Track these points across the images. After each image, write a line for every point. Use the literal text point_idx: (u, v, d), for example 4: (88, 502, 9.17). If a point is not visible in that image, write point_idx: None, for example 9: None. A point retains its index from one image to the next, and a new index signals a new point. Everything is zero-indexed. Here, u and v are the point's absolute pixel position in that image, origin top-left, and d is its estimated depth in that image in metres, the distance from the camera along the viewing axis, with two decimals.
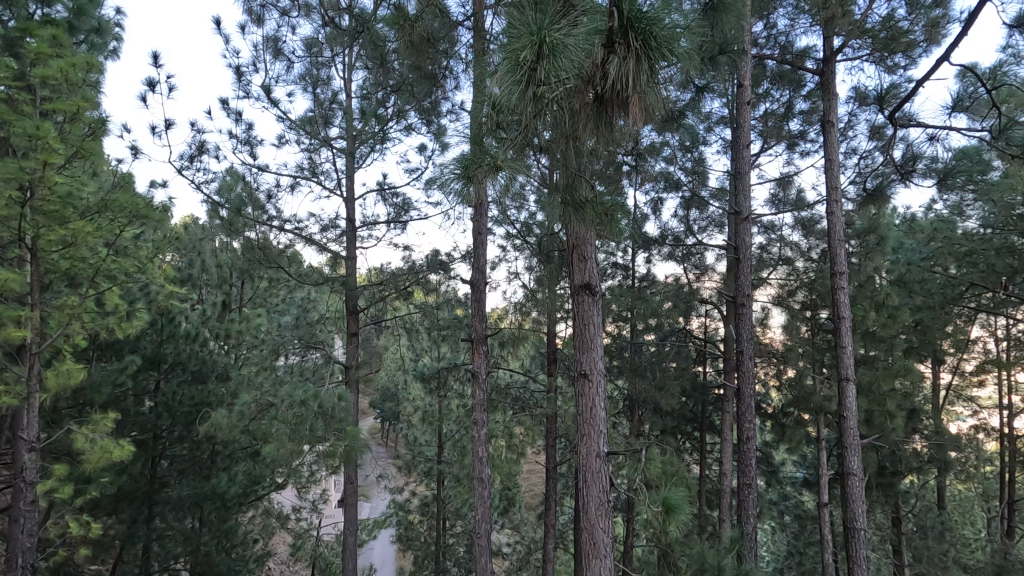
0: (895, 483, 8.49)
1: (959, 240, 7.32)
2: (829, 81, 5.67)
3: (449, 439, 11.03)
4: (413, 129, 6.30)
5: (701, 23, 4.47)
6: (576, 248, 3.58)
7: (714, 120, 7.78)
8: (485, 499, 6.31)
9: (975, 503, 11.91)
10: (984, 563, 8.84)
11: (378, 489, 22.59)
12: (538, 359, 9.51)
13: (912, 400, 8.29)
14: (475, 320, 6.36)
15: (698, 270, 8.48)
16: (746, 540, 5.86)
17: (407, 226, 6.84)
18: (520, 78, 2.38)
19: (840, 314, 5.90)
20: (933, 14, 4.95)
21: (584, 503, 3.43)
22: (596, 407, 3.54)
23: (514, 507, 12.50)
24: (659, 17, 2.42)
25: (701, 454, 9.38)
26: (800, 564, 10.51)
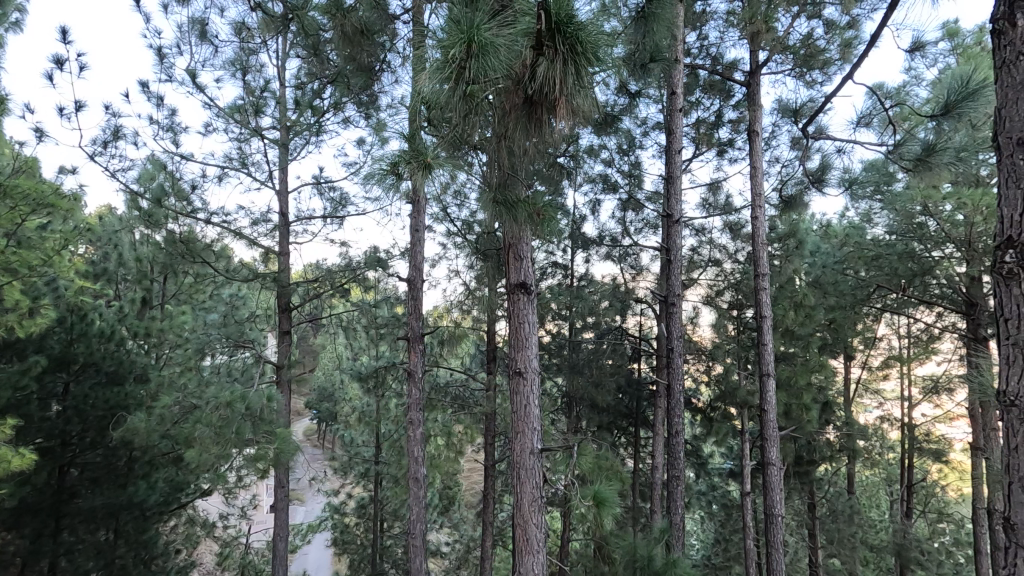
0: (810, 472, 9.10)
1: (868, 245, 7.82)
2: (754, 93, 5.99)
3: (387, 439, 10.82)
4: (350, 122, 6.18)
5: (634, 32, 4.69)
6: (512, 247, 3.61)
7: (650, 124, 8.02)
8: (421, 498, 6.24)
9: (880, 488, 12.97)
10: (887, 542, 9.63)
11: (313, 493, 21.89)
12: (478, 357, 9.52)
13: (826, 393, 8.90)
14: (412, 318, 6.27)
15: (634, 270, 8.73)
16: (675, 530, 6.08)
17: (343, 222, 6.64)
18: (449, 75, 2.38)
19: (761, 313, 6.24)
20: (847, 35, 5.36)
21: (517, 500, 3.48)
22: (530, 404, 3.58)
23: (453, 506, 12.42)
24: (587, 24, 2.47)
25: (635, 447, 9.69)
26: (726, 550, 11.07)
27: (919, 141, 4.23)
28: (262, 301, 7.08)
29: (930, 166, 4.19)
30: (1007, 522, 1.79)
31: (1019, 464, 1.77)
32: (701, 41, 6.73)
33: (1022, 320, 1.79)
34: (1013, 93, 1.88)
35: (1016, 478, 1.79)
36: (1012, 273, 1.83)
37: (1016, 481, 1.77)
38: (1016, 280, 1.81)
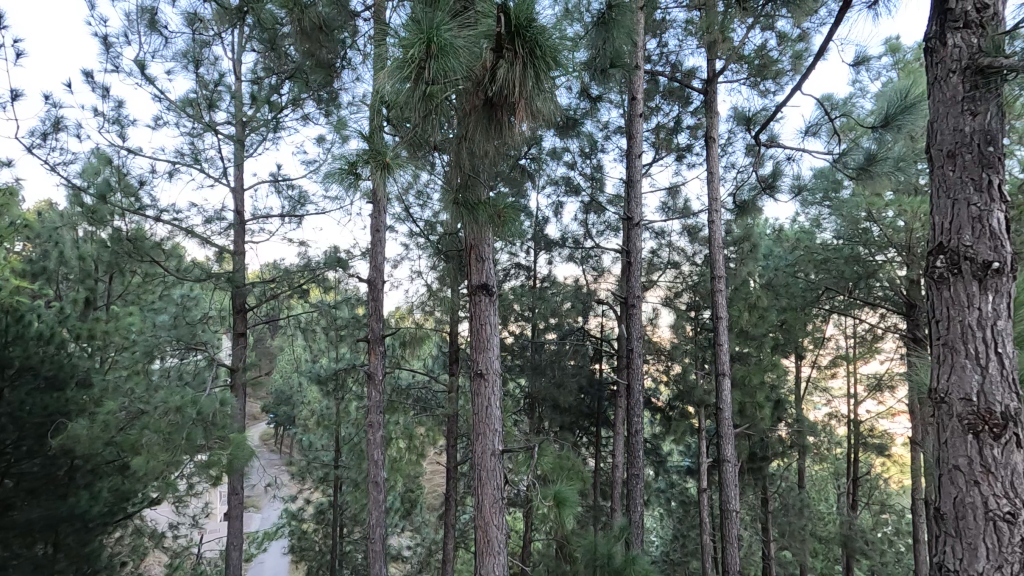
0: (763, 467, 9.41)
1: (818, 249, 8.17)
2: (712, 100, 6.16)
3: (346, 442, 10.61)
4: (310, 119, 6.04)
5: (595, 37, 4.81)
6: (474, 248, 3.60)
7: (612, 128, 8.15)
8: (381, 502, 6.14)
9: (828, 482, 13.55)
10: (834, 533, 10.05)
11: (269, 499, 21.27)
12: (440, 359, 9.45)
13: (778, 392, 9.22)
14: (372, 320, 6.18)
15: (596, 272, 8.82)
16: (634, 528, 6.16)
17: (302, 221, 6.49)
18: (408, 74, 2.36)
19: (718, 314, 6.42)
20: (797, 47, 5.63)
21: (478, 501, 3.48)
22: (491, 405, 3.58)
23: (415, 509, 12.28)
24: (546, 28, 2.49)
25: (597, 447, 9.81)
26: (684, 546, 11.32)
27: (863, 151, 4.44)
28: (215, 302, 6.84)
29: (871, 176, 4.42)
30: (936, 512, 1.89)
31: (948, 458, 1.87)
32: (661, 49, 6.93)
33: (950, 321, 1.91)
34: (944, 108, 2.01)
35: (944, 472, 1.89)
36: (942, 276, 1.94)
37: (946, 473, 1.87)
38: (945, 283, 1.93)
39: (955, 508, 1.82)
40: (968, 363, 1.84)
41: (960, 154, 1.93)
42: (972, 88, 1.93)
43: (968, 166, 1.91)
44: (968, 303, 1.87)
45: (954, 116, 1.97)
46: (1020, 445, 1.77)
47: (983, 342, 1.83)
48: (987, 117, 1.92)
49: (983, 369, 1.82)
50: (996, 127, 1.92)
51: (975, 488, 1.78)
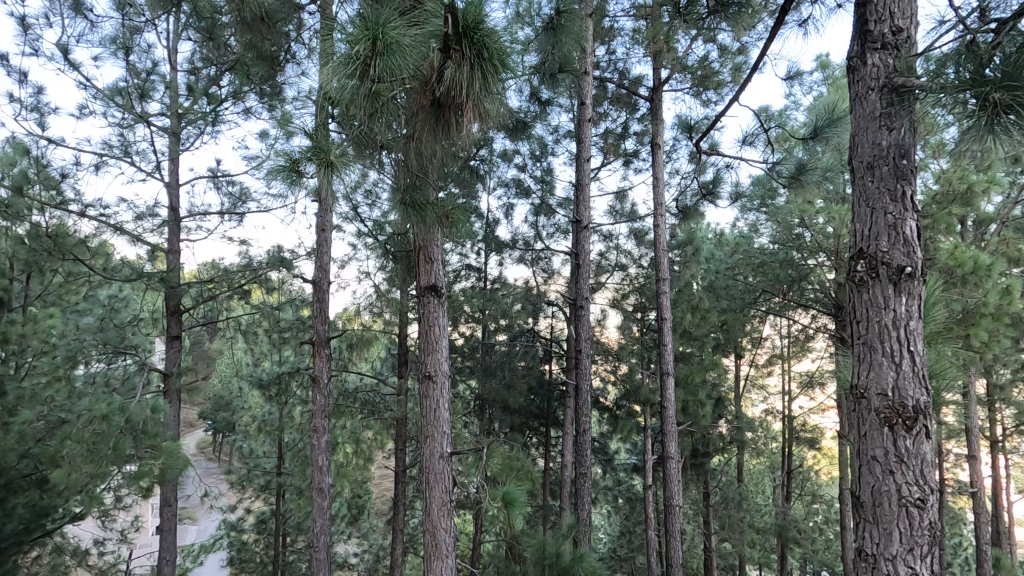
0: (705, 463, 9.76)
1: (755, 253, 8.57)
2: (656, 108, 6.34)
3: (290, 449, 10.24)
4: (252, 113, 5.81)
5: (543, 42, 5.00)
6: (422, 249, 3.56)
7: (562, 132, 8.33)
8: (326, 509, 5.96)
9: (765, 475, 14.20)
10: (770, 524, 10.52)
11: (206, 511, 20.29)
12: (389, 361, 9.28)
13: (719, 390, 9.58)
14: (317, 322, 6.01)
15: (546, 274, 8.91)
16: (582, 526, 6.23)
17: (243, 219, 6.23)
18: (354, 71, 2.31)
19: (663, 315, 6.61)
20: (736, 60, 5.88)
21: (426, 505, 3.44)
22: (439, 407, 3.54)
23: (363, 515, 12.00)
24: (495, 31, 2.50)
25: (546, 447, 9.90)
26: (630, 542, 11.58)
27: (795, 161, 4.69)
28: (147, 304, 6.47)
29: (802, 184, 4.68)
30: (857, 501, 2.02)
31: (867, 449, 2.00)
32: (609, 56, 7.17)
33: (869, 322, 2.04)
34: (865, 122, 2.14)
35: (863, 462, 2.02)
36: (862, 280, 2.07)
37: (866, 464, 2.00)
38: (864, 286, 2.06)
39: (873, 497, 1.95)
40: (885, 360, 1.98)
41: (878, 166, 2.08)
42: (888, 105, 2.08)
43: (885, 178, 2.06)
44: (885, 305, 2.00)
45: (872, 130, 2.12)
46: (929, 436, 1.92)
47: (898, 342, 1.97)
48: (901, 132, 2.08)
49: (897, 366, 1.96)
50: (909, 141, 2.07)
51: (891, 477, 1.92)
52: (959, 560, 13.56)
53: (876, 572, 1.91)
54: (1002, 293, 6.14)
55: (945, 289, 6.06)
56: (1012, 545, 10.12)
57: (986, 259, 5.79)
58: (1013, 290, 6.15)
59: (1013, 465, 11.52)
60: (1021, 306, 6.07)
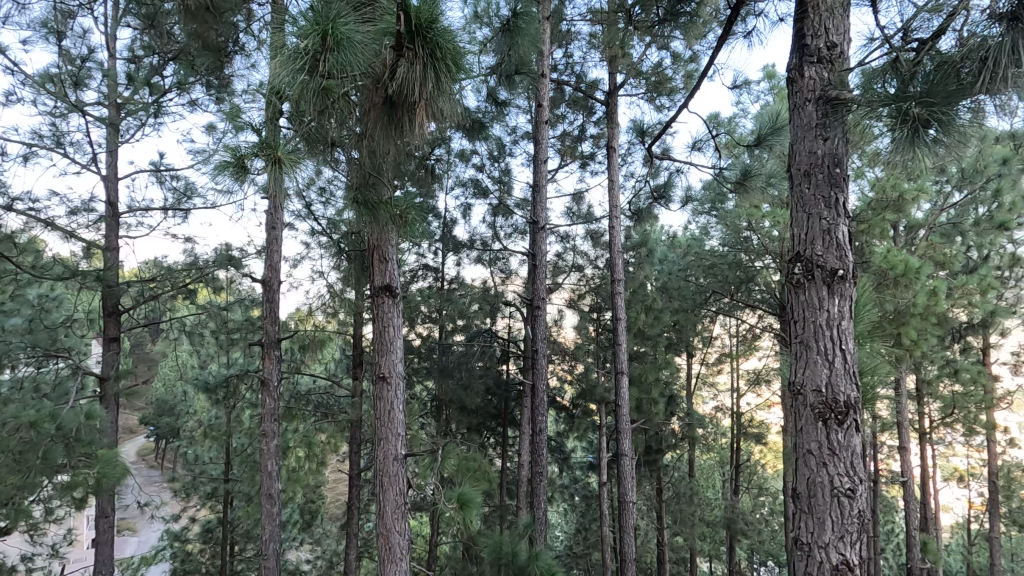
0: (658, 459, 10.01)
1: (706, 255, 8.98)
2: (612, 112, 6.46)
3: (239, 454, 9.88)
4: (198, 105, 5.57)
5: (499, 43, 5.05)
6: (377, 248, 3.50)
7: (520, 133, 8.37)
8: (275, 515, 5.77)
9: (714, 470, 14.69)
10: (720, 517, 10.87)
11: (147, 521, 19.35)
12: (343, 362, 9.09)
13: (672, 388, 9.83)
14: (267, 323, 5.82)
15: (503, 275, 8.90)
16: (537, 524, 6.25)
17: (189, 215, 5.97)
18: (303, 66, 2.26)
19: (617, 315, 6.74)
20: (689, 67, 6.08)
21: (380, 508, 3.39)
22: (394, 408, 3.50)
23: (316, 521, 11.70)
24: (449, 32, 2.49)
25: (504, 447, 9.92)
26: (586, 538, 11.74)
27: (742, 166, 4.89)
28: (82, 303, 6.11)
29: (748, 190, 4.88)
30: (794, 492, 2.12)
31: (803, 443, 2.10)
32: (566, 60, 7.28)
33: (807, 322, 2.14)
34: (804, 132, 2.24)
35: (800, 455, 2.12)
36: (799, 283, 2.18)
37: (802, 457, 2.10)
38: (801, 288, 2.17)
39: (808, 488, 2.05)
40: (819, 359, 2.08)
41: (815, 174, 2.18)
42: (823, 116, 2.19)
43: (821, 185, 2.17)
44: (820, 305, 2.11)
45: (809, 139, 2.22)
46: (858, 429, 2.04)
47: (831, 341, 2.08)
48: (835, 142, 2.19)
49: (831, 364, 2.06)
50: (843, 151, 2.18)
51: (824, 469, 2.02)
52: (891, 545, 14.39)
53: (811, 559, 2.01)
54: (929, 294, 6.54)
55: (879, 289, 6.44)
56: (938, 530, 10.79)
57: (915, 262, 6.21)
58: (939, 291, 6.55)
59: (939, 455, 12.31)
60: (946, 306, 6.48)
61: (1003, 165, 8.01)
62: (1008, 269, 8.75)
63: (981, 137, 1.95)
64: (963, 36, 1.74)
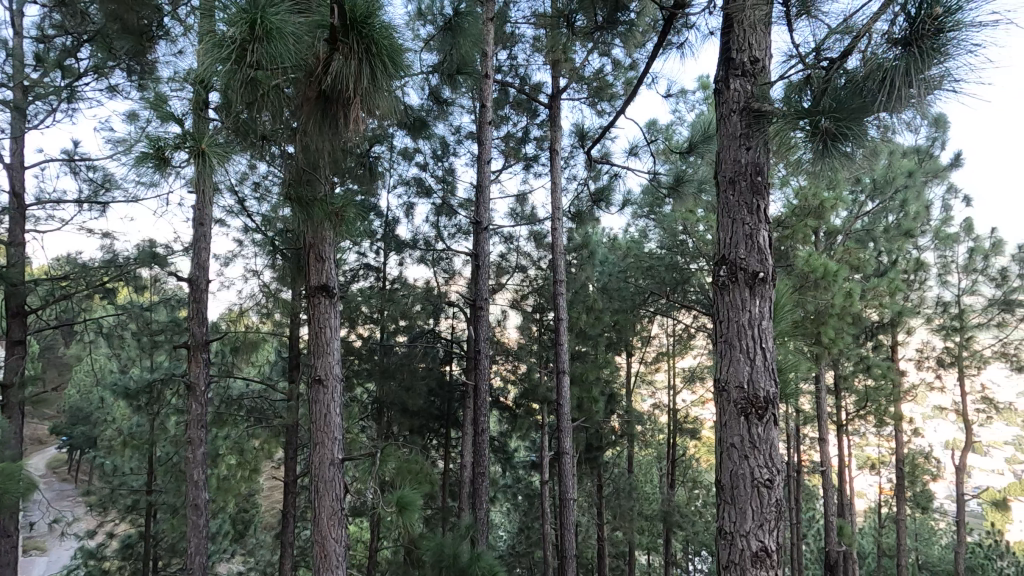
0: (598, 457, 10.22)
1: (643, 257, 9.55)
2: (555, 115, 6.55)
3: (163, 463, 9.29)
4: (118, 91, 5.20)
5: (441, 42, 5.08)
6: (313, 247, 3.39)
7: (463, 133, 8.35)
8: (202, 527, 5.46)
9: (652, 465, 15.17)
10: (657, 511, 11.23)
11: (58, 539, 17.88)
12: (279, 365, 8.73)
13: (612, 386, 10.06)
14: (193, 324, 5.49)
15: (447, 274, 8.85)
16: (479, 525, 6.22)
17: (106, 208, 5.56)
18: (230, 55, 2.16)
19: (559, 315, 6.83)
20: (628, 75, 6.26)
21: (315, 515, 3.28)
22: (330, 412, 3.39)
23: (249, 531, 11.16)
24: (385, 28, 2.45)
25: (447, 448, 9.84)
26: (528, 537, 11.83)
27: (676, 172, 5.08)
28: None
29: (681, 194, 5.09)
30: (718, 484, 2.23)
31: (727, 437, 2.21)
32: (511, 61, 7.30)
33: (731, 321, 2.24)
34: (730, 141, 2.35)
35: (724, 449, 2.23)
36: (724, 284, 2.29)
37: (727, 450, 2.20)
38: (726, 289, 2.28)
39: (731, 480, 2.16)
40: (742, 357, 2.20)
41: (739, 181, 2.30)
42: (747, 126, 2.31)
43: (744, 192, 2.28)
44: (742, 306, 2.23)
45: (734, 148, 2.34)
46: (776, 422, 2.16)
47: (753, 339, 2.20)
48: (757, 151, 2.31)
49: (751, 361, 2.18)
50: (764, 160, 2.31)
51: (745, 461, 2.13)
52: (812, 531, 15.34)
53: (732, 547, 2.11)
54: (845, 296, 7.00)
55: (800, 291, 6.87)
56: (853, 515, 11.57)
57: (833, 267, 6.67)
58: (854, 293, 6.99)
59: (854, 445, 13.24)
60: (859, 307, 6.97)
61: (908, 177, 8.74)
62: (913, 273, 9.56)
63: (886, 150, 2.12)
64: (868, 56, 1.87)
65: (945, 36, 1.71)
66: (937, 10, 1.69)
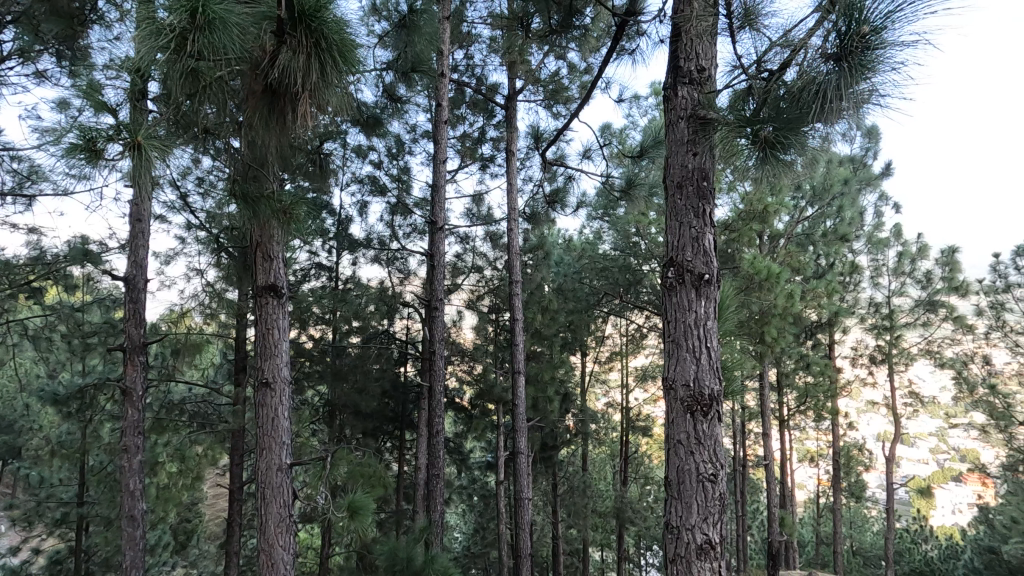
0: (553, 455, 10.33)
1: (597, 258, 9.79)
2: (511, 116, 6.57)
3: (97, 473, 8.76)
4: (46, 77, 4.86)
5: (396, 39, 5.05)
6: (260, 245, 3.27)
7: (419, 132, 8.26)
8: (138, 539, 5.16)
9: (606, 462, 15.47)
10: (610, 507, 11.44)
11: None
12: (225, 367, 8.39)
13: (567, 386, 10.18)
14: (130, 325, 5.19)
15: (402, 274, 8.73)
16: (434, 527, 6.16)
17: (33, 202, 5.19)
18: (167, 44, 2.06)
19: (515, 315, 6.85)
20: (583, 79, 6.35)
21: (261, 524, 3.17)
22: (278, 416, 3.28)
23: (191, 542, 10.66)
24: (335, 22, 2.39)
25: (401, 451, 9.70)
26: (483, 537, 11.82)
27: (628, 176, 5.21)
28: None
29: (633, 197, 5.22)
30: (665, 480, 2.29)
31: (674, 434, 2.27)
32: (467, 61, 7.28)
33: (679, 321, 2.30)
34: (679, 146, 2.42)
35: (671, 446, 2.29)
36: (672, 285, 2.35)
37: (675, 446, 2.26)
38: (673, 290, 2.34)
39: (678, 476, 2.22)
40: (688, 355, 2.26)
41: (686, 186, 2.37)
42: (694, 132, 2.38)
43: (691, 196, 2.35)
44: (688, 306, 2.30)
45: (682, 154, 2.40)
46: (721, 419, 2.24)
47: (699, 339, 2.27)
48: (703, 156, 2.38)
49: (698, 359, 2.25)
50: (710, 166, 2.39)
51: (691, 457, 2.20)
52: (756, 522, 16.00)
53: (679, 541, 2.17)
54: (787, 296, 7.33)
55: (745, 292, 7.17)
56: (794, 506, 12.13)
57: (775, 269, 6.99)
58: (795, 294, 7.32)
59: (795, 439, 13.92)
60: (800, 307, 7.28)
61: (844, 184, 9.26)
62: (848, 275, 10.13)
63: (824, 158, 2.23)
64: (804, 70, 1.96)
65: (873, 53, 1.82)
66: (865, 28, 1.79)
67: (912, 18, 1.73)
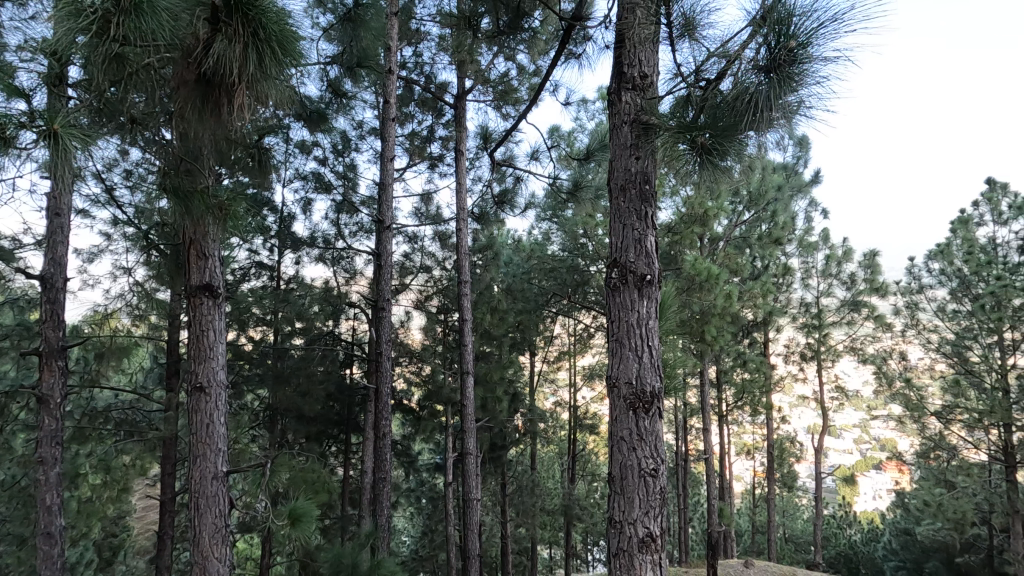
0: (502, 455, 10.33)
1: (546, 259, 9.95)
2: (460, 116, 6.54)
3: (8, 488, 8.06)
4: None
5: (341, 32, 5.01)
6: (193, 243, 3.11)
7: (366, 129, 8.10)
8: (55, 558, 4.76)
9: (555, 461, 15.63)
10: (558, 505, 11.56)
11: None
12: (155, 372, 7.91)
13: (516, 386, 10.22)
14: (46, 328, 4.80)
15: (347, 274, 8.51)
16: (380, 532, 6.04)
17: None
18: (88, 27, 1.93)
19: (463, 316, 6.81)
20: (532, 81, 6.40)
21: (194, 536, 3.01)
22: (213, 422, 3.13)
23: (117, 559, 9.99)
24: (276, 12, 2.30)
25: (347, 455, 9.46)
26: (432, 540, 11.69)
27: (575, 178, 5.30)
28: None
29: (579, 199, 5.32)
30: (609, 476, 2.34)
31: (616, 431, 2.33)
32: (415, 58, 7.19)
33: (623, 320, 2.36)
34: (622, 149, 2.48)
35: (614, 442, 2.35)
36: (615, 285, 2.41)
37: (617, 442, 2.32)
38: (617, 291, 2.40)
39: (620, 472, 2.28)
40: (631, 354, 2.33)
41: (629, 189, 2.43)
42: (636, 137, 2.45)
43: (633, 200, 2.42)
44: (631, 306, 2.36)
45: (625, 157, 2.46)
46: (661, 415, 2.31)
47: (641, 338, 2.33)
48: (646, 161, 2.45)
49: (639, 358, 2.32)
50: (652, 169, 2.46)
51: (633, 453, 2.26)
52: (697, 514, 16.60)
53: (621, 535, 2.23)
54: (726, 297, 7.62)
55: (688, 292, 7.45)
56: (732, 498, 12.65)
57: (715, 270, 7.28)
58: (733, 294, 7.63)
59: (732, 433, 14.53)
60: (737, 307, 7.59)
61: (778, 190, 9.79)
62: (781, 276, 10.69)
63: (759, 165, 2.34)
64: (738, 80, 2.06)
65: (800, 66, 1.93)
66: (792, 43, 1.90)
67: (833, 35, 1.84)
